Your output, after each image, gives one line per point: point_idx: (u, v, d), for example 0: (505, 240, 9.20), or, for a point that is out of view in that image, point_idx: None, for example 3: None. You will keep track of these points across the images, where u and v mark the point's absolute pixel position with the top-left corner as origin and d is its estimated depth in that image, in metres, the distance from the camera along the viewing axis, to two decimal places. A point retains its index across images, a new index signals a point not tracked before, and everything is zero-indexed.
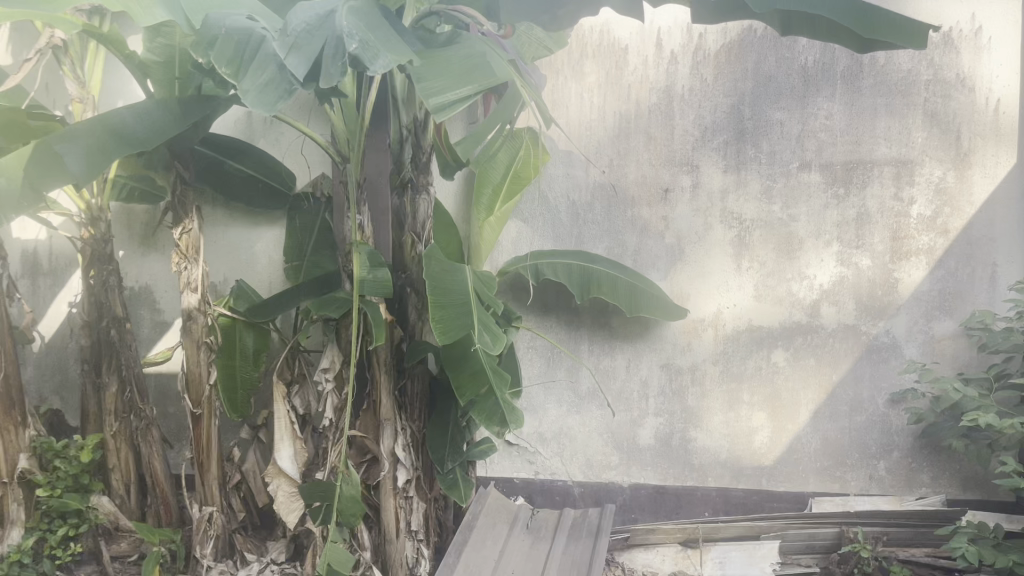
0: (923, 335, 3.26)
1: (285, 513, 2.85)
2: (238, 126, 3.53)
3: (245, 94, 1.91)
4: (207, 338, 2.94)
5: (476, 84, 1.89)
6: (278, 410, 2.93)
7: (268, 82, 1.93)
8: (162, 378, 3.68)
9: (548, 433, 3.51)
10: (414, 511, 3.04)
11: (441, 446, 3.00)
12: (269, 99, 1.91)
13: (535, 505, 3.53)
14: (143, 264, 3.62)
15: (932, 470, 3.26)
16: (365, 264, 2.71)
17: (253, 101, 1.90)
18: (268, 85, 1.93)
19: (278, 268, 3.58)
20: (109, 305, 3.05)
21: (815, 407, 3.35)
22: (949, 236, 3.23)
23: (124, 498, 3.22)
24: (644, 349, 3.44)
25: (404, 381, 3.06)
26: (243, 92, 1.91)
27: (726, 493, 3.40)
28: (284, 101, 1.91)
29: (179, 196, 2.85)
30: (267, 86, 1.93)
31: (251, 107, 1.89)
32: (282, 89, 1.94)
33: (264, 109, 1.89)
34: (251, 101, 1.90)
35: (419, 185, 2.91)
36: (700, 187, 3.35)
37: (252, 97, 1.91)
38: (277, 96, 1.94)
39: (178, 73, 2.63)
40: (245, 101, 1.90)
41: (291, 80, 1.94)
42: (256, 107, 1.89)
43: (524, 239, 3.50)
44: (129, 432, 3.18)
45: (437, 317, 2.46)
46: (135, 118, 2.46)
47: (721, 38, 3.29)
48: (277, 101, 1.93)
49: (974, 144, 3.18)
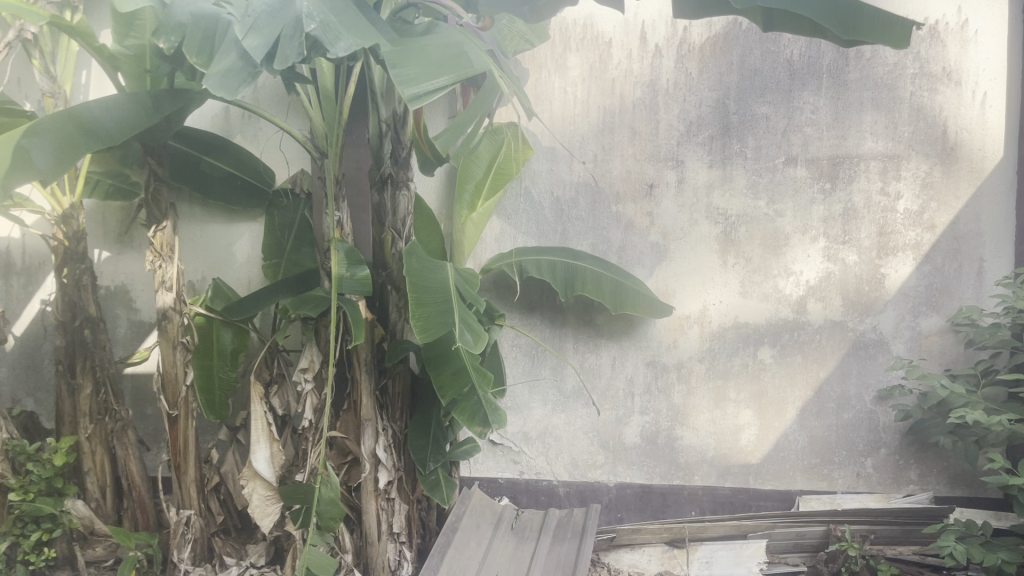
0: (910, 332, 3.23)
1: (260, 518, 2.80)
2: (216, 121, 3.46)
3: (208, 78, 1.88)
4: (183, 338, 2.88)
5: (451, 74, 1.85)
6: (255, 411, 2.88)
7: (230, 66, 1.90)
8: (139, 378, 3.61)
9: (533, 432, 3.47)
10: (396, 513, 3.00)
11: (424, 447, 2.94)
12: (231, 83, 1.86)
13: (520, 505, 3.49)
14: (119, 262, 3.55)
15: (920, 467, 3.24)
16: (343, 263, 2.66)
17: (214, 85, 1.86)
18: (230, 70, 1.89)
19: (257, 266, 3.52)
20: (82, 305, 2.98)
21: (802, 404, 3.32)
22: (936, 232, 3.19)
23: (99, 502, 3.15)
24: (629, 347, 3.39)
25: (385, 380, 3.00)
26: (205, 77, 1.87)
27: (713, 491, 3.36)
28: (245, 84, 1.87)
29: (153, 194, 2.77)
30: (229, 71, 1.89)
31: (211, 90, 1.84)
32: (245, 73, 1.90)
33: (224, 92, 1.85)
34: (211, 84, 1.86)
35: (399, 181, 2.85)
36: (686, 182, 3.31)
37: (213, 80, 1.86)
38: (240, 80, 1.90)
39: (149, 66, 2.58)
40: (205, 85, 1.86)
41: (255, 63, 1.91)
42: (217, 91, 1.84)
43: (507, 237, 3.45)
44: (105, 434, 3.12)
45: (417, 315, 2.40)
46: (105, 113, 2.39)
47: (706, 32, 3.24)
48: (240, 83, 1.88)
49: (960, 138, 3.15)
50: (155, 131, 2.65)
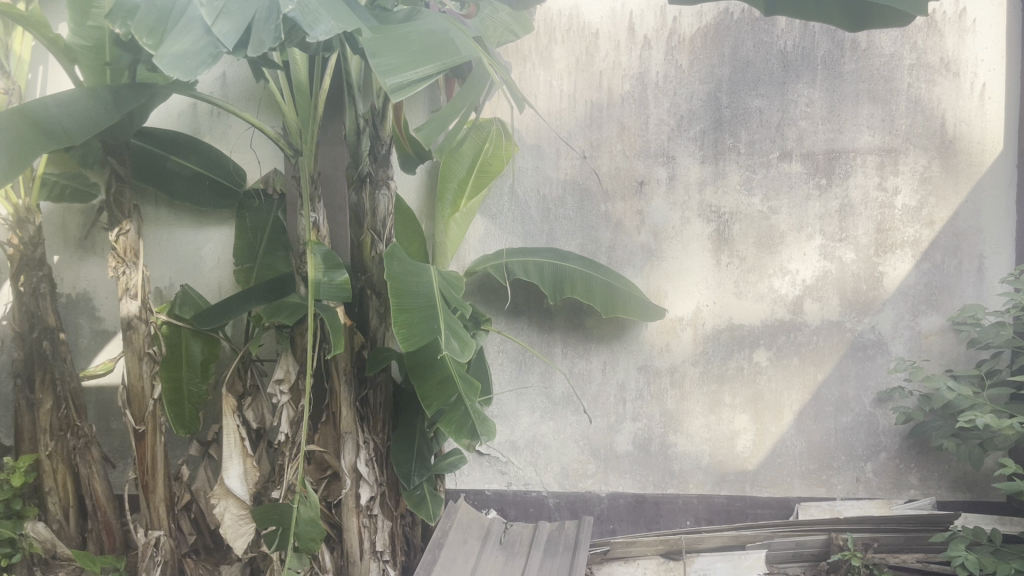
0: (909, 331, 3.13)
1: (234, 539, 2.64)
2: (182, 119, 3.27)
3: (161, 59, 1.66)
4: (149, 348, 2.71)
5: (439, 62, 1.70)
6: (227, 425, 2.71)
7: (189, 47, 1.68)
8: (104, 392, 3.42)
9: (521, 441, 3.32)
10: (378, 531, 2.84)
11: (407, 461, 2.78)
12: (190, 65, 1.65)
13: (508, 518, 3.34)
14: (81, 268, 3.35)
15: (921, 471, 3.14)
16: (320, 267, 2.50)
17: (169, 66, 1.65)
18: (189, 51, 1.68)
19: (227, 270, 3.33)
20: (41, 315, 2.80)
21: (799, 408, 3.20)
22: (935, 228, 3.09)
23: (62, 524, 2.96)
24: (620, 351, 3.26)
25: (366, 390, 2.84)
26: (159, 58, 1.66)
27: (708, 500, 3.24)
28: (206, 67, 1.66)
29: (115, 195, 2.58)
30: (187, 53, 1.68)
31: (165, 71, 1.63)
32: (206, 54, 1.69)
33: (181, 74, 1.63)
34: (165, 65, 1.64)
35: (379, 180, 2.72)
36: (677, 178, 3.18)
37: (167, 61, 1.65)
38: (199, 63, 1.69)
39: (107, 57, 2.39)
40: (158, 65, 1.65)
41: (217, 45, 1.70)
42: (173, 72, 1.63)
43: (492, 238, 3.31)
44: (67, 451, 2.93)
45: (400, 321, 2.25)
46: (60, 106, 2.24)
47: (696, 22, 3.12)
48: (198, 66, 1.67)
49: (959, 131, 3.04)
50: (117, 127, 2.48)
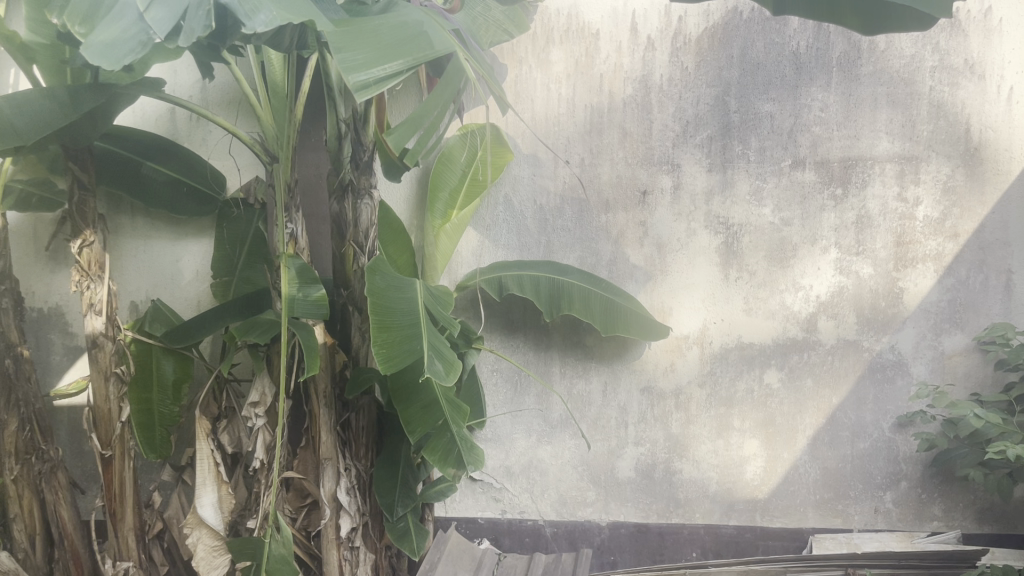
0: (932, 352, 2.92)
1: (206, 572, 2.46)
2: (158, 124, 3.11)
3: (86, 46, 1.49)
4: (116, 367, 2.52)
5: (409, 58, 1.52)
6: (200, 449, 2.53)
7: (116, 34, 1.51)
8: (77, 411, 3.25)
9: (516, 467, 3.13)
10: (361, 564, 2.68)
11: (390, 489, 2.59)
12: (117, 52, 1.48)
13: (502, 548, 3.13)
14: (53, 281, 3.19)
15: (945, 503, 2.93)
16: (294, 281, 2.33)
17: (94, 54, 1.47)
18: (117, 38, 1.50)
19: (205, 283, 3.16)
20: (4, 332, 2.61)
21: (813, 433, 3.00)
22: (959, 241, 2.88)
23: (27, 552, 2.74)
24: (621, 371, 3.06)
25: (349, 413, 2.65)
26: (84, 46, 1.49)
27: (716, 531, 3.03)
28: (134, 56, 1.49)
29: (78, 205, 2.42)
30: (115, 40, 1.50)
31: (90, 59, 1.46)
32: (134, 42, 1.52)
33: (107, 64, 1.46)
34: (90, 53, 1.47)
35: (360, 189, 2.51)
36: (682, 187, 2.99)
37: (93, 49, 1.48)
38: (128, 52, 1.51)
39: (66, 57, 2.23)
40: (82, 53, 1.48)
41: (149, 32, 1.53)
42: (97, 61, 1.46)
43: (485, 250, 3.12)
44: (33, 477, 2.72)
45: (379, 340, 2.06)
46: (13, 107, 2.08)
47: (703, 22, 2.94)
48: (126, 56, 1.49)
49: (984, 138, 2.84)
50: (78, 132, 2.28)
